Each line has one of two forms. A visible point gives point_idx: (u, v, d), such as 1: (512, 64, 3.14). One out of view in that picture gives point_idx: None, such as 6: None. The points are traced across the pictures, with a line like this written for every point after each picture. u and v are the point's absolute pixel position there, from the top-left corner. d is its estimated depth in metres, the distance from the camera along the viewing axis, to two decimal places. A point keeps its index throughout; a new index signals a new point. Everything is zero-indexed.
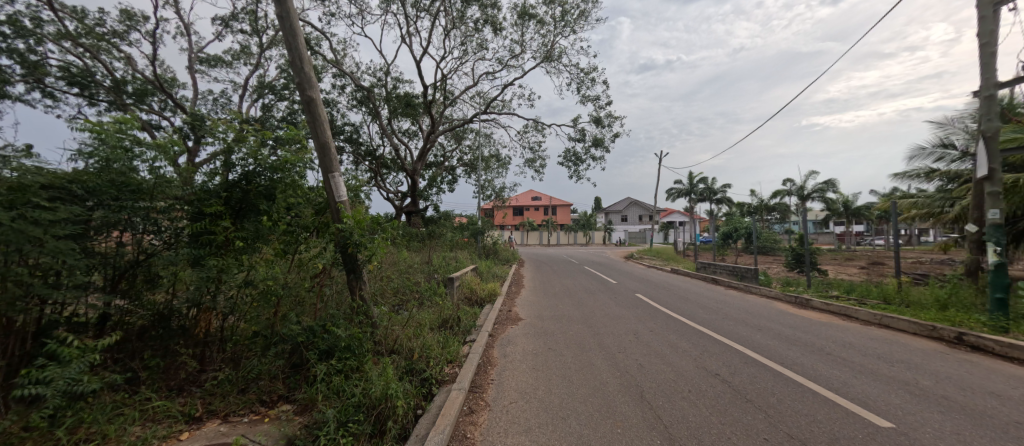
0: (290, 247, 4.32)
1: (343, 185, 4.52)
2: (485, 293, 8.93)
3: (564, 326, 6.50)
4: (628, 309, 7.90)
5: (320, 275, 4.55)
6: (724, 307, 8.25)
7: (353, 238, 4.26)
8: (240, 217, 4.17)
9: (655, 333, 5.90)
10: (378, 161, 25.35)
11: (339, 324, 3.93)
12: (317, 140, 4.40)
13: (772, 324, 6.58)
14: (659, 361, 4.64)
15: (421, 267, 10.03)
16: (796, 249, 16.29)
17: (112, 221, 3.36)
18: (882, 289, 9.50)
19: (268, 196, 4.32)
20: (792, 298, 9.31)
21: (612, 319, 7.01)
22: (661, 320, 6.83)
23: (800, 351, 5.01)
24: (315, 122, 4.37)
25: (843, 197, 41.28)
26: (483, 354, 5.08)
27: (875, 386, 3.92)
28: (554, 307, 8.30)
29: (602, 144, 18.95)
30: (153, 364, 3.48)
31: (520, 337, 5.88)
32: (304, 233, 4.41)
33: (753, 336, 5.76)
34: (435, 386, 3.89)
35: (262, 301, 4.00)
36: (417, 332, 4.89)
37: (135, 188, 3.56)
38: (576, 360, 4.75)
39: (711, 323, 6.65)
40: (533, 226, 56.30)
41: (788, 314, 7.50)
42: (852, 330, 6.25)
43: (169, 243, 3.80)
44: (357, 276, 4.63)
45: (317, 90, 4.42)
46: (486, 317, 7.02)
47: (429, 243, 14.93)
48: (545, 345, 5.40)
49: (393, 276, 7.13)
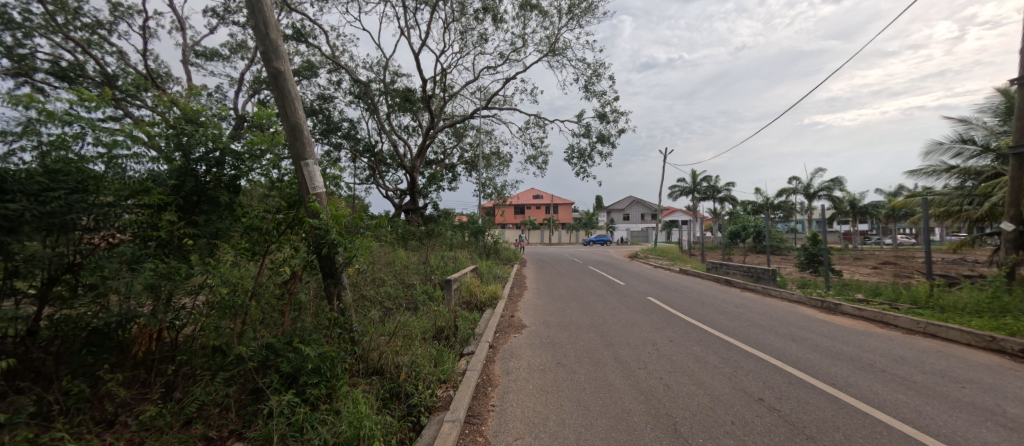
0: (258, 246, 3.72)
1: (321, 174, 3.86)
2: (486, 297, 8.26)
3: (572, 334, 5.86)
4: (642, 315, 7.22)
5: (290, 281, 3.79)
6: (744, 312, 7.58)
7: (330, 236, 3.61)
8: (191, 215, 3.50)
9: (676, 344, 5.26)
10: (377, 158, 24.67)
11: (311, 341, 3.29)
12: (287, 121, 3.72)
13: (804, 333, 5.90)
14: (689, 380, 3.97)
15: (415, 268, 9.32)
16: (810, 249, 15.58)
17: (39, 215, 2.67)
18: (912, 293, 8.79)
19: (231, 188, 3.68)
20: (818, 300, 8.59)
21: (624, 326, 6.35)
22: (679, 328, 6.17)
23: (848, 368, 4.34)
24: (284, 99, 3.69)
25: (850, 196, 40.52)
26: (483, 370, 4.43)
27: (953, 415, 3.26)
28: (559, 312, 7.59)
29: (608, 140, 18.33)
30: (79, 391, 2.76)
31: (523, 348, 5.23)
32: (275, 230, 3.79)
33: (789, 349, 5.07)
34: (425, 414, 3.25)
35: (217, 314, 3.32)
36: (406, 346, 4.24)
37: (73, 177, 2.90)
38: (592, 380, 4.09)
39: (735, 331, 6.00)
40: (534, 225, 55.64)
41: (817, 321, 6.82)
42: (896, 341, 5.57)
43: (111, 242, 3.05)
44: (335, 281, 3.97)
45: (287, 62, 3.74)
46: (485, 324, 6.36)
47: (427, 243, 14.27)
48: (554, 359, 4.73)
49: (382, 280, 6.44)
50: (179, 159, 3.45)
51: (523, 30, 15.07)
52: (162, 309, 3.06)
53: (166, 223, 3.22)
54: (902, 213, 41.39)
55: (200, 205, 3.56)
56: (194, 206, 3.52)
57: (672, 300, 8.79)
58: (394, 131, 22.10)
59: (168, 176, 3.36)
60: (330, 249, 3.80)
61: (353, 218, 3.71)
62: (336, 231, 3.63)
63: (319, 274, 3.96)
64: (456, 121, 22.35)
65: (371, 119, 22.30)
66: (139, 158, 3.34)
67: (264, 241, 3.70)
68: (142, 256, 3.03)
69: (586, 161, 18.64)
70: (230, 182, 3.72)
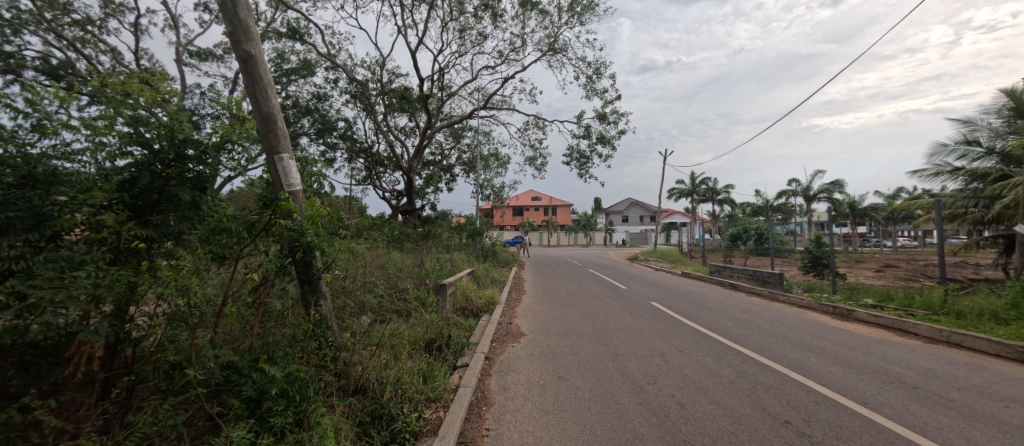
0: (227, 249, 3.40)
1: (297, 169, 3.49)
2: (482, 302, 7.87)
3: (574, 343, 5.49)
4: (647, 321, 6.84)
5: (262, 287, 3.42)
6: (753, 318, 7.22)
7: (305, 239, 3.24)
8: (146, 215, 3.14)
9: (686, 355, 4.90)
10: (373, 158, 24.32)
11: (278, 360, 2.91)
12: (258, 110, 3.33)
13: (821, 342, 5.55)
14: (705, 400, 3.59)
15: (409, 271, 8.92)
16: (814, 252, 15.25)
17: None
18: (926, 299, 8.44)
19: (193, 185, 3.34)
20: (829, 306, 8.21)
21: (629, 334, 5.99)
22: (687, 336, 5.82)
23: (877, 384, 3.98)
24: (255, 85, 3.30)
25: (850, 198, 40.31)
26: (478, 385, 4.05)
27: (1006, 442, 2.89)
28: (560, 318, 7.22)
29: (609, 141, 18.02)
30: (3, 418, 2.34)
31: (521, 359, 4.84)
32: (245, 233, 3.46)
33: (808, 361, 4.70)
34: (409, 442, 2.86)
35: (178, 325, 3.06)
36: (392, 361, 3.86)
37: (16, 170, 2.56)
38: (598, 398, 3.70)
39: (746, 340, 5.64)
40: (533, 227, 55.30)
41: (831, 328, 6.47)
42: (921, 351, 5.21)
43: (58, 244, 2.72)
44: (313, 288, 3.60)
45: (259, 45, 3.37)
46: (480, 332, 5.96)
47: (424, 245, 13.89)
48: (556, 372, 4.35)
49: (372, 285, 6.11)
50: (138, 152, 3.12)
51: (522, 29, 14.78)
52: (111, 321, 2.69)
53: (114, 223, 2.84)
54: (901, 216, 41.11)
55: (159, 204, 3.19)
56: (149, 204, 3.14)
57: (676, 306, 8.42)
58: (391, 131, 21.77)
59: (123, 170, 3.03)
60: (305, 252, 3.41)
61: (332, 218, 3.34)
62: (311, 233, 3.25)
63: (293, 281, 3.58)
64: (454, 122, 21.98)
65: (367, 119, 21.93)
66: (93, 150, 3.00)
67: (233, 244, 3.42)
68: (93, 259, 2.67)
69: (587, 162, 18.31)
70: (196, 180, 3.40)
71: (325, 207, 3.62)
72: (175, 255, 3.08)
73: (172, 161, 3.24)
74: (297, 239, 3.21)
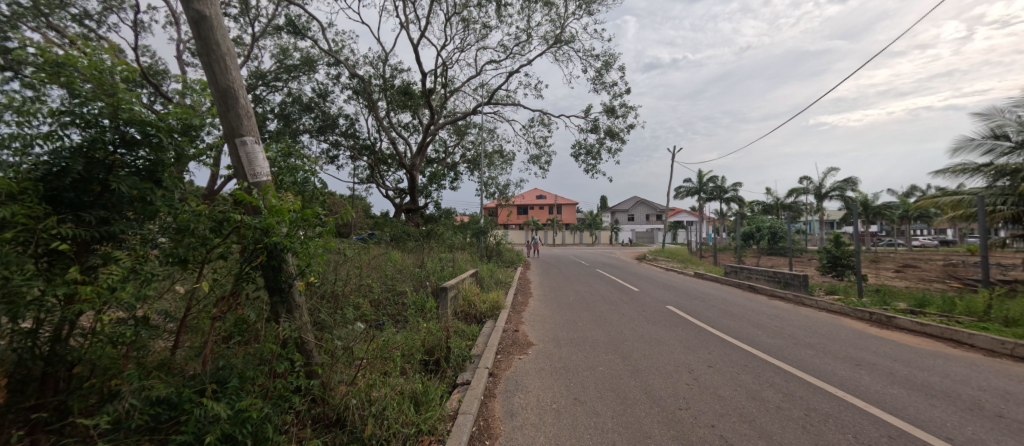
0: (190, 251, 2.69)
1: (265, 156, 2.93)
2: (486, 307, 7.29)
3: (588, 355, 4.92)
4: (666, 329, 6.26)
5: (229, 299, 2.82)
6: (783, 325, 6.59)
7: (271, 241, 2.64)
8: (85, 212, 2.58)
9: (718, 371, 4.31)
10: (375, 156, 23.82)
11: (228, 393, 2.35)
12: (215, 84, 2.76)
13: (868, 355, 4.92)
14: (753, 433, 2.99)
15: (408, 272, 8.35)
16: (833, 252, 14.49)
17: None
18: (968, 304, 7.73)
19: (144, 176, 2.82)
20: (864, 312, 7.51)
21: (649, 344, 5.39)
22: (714, 348, 5.21)
23: (954, 412, 3.36)
24: (210, 53, 2.74)
25: (863, 196, 39.17)
26: (480, 410, 3.48)
27: None
28: (570, 325, 6.65)
29: (617, 136, 17.39)
30: None
31: (529, 375, 4.28)
32: (211, 232, 2.73)
33: (862, 380, 4.08)
34: None
35: (122, 342, 2.50)
36: (378, 382, 3.31)
37: None
38: (623, 429, 3.10)
39: (783, 352, 5.03)
40: (538, 226, 54.49)
41: (875, 338, 5.82)
42: (988, 367, 4.56)
43: None
44: (284, 299, 2.99)
45: (214, 4, 2.80)
46: (485, 342, 5.38)
47: (425, 245, 13.34)
48: (571, 393, 3.77)
49: (360, 291, 5.53)
50: (76, 134, 2.58)
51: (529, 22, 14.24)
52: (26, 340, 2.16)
53: (29, 220, 2.26)
54: (915, 214, 39.97)
55: (102, 198, 2.64)
56: (87, 198, 2.60)
57: (695, 310, 7.80)
58: (394, 128, 21.30)
59: (54, 156, 2.48)
60: (272, 256, 2.79)
61: (308, 213, 2.76)
62: (278, 231, 2.66)
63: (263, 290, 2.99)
64: (457, 118, 21.40)
65: (369, 116, 21.45)
66: (20, 132, 2.46)
67: (198, 246, 2.69)
68: (7, 261, 2.04)
69: (594, 158, 17.69)
70: (150, 170, 2.86)
71: (299, 202, 3.03)
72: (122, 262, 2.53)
73: (120, 145, 2.70)
74: (262, 239, 2.63)
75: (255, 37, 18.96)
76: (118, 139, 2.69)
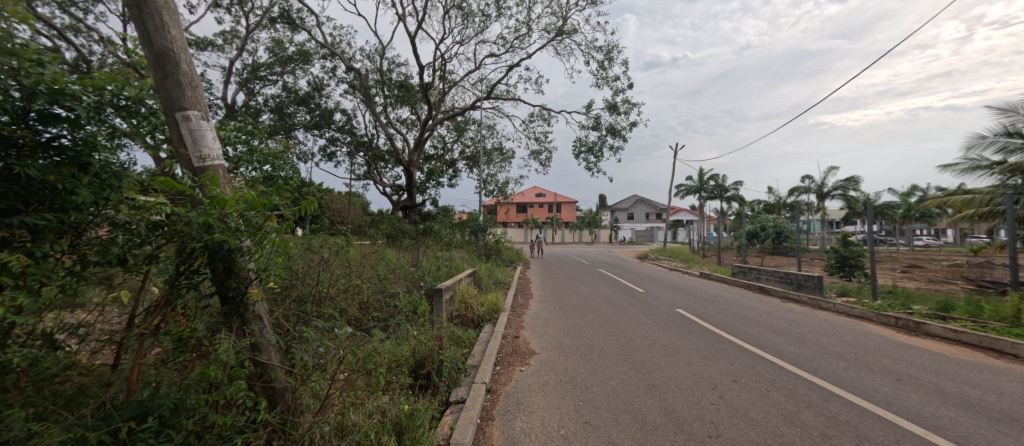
0: (115, 251, 2.09)
1: (215, 134, 2.42)
2: (484, 310, 6.78)
3: (597, 367, 4.43)
4: (679, 336, 5.77)
5: (164, 308, 2.18)
6: (805, 331, 6.10)
7: (209, 234, 2.06)
8: None
9: (747, 387, 3.81)
10: (371, 152, 23.22)
11: (146, 437, 1.87)
12: (147, 44, 2.24)
13: (906, 368, 4.43)
14: None
15: (401, 272, 7.80)
16: (842, 252, 13.99)
17: None
18: (997, 308, 7.23)
19: (73, 160, 2.07)
20: (889, 317, 7.01)
21: (663, 353, 4.92)
22: (735, 358, 4.72)
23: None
24: (141, 6, 2.23)
25: (866, 195, 38.62)
26: (476, 437, 2.98)
27: None
28: (574, 330, 6.18)
29: (619, 132, 16.87)
30: None
31: (531, 392, 3.79)
32: (150, 233, 2.15)
33: (909, 399, 3.60)
34: None
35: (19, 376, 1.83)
36: (355, 407, 2.80)
37: None
38: None
39: (810, 363, 4.56)
40: (538, 225, 53.87)
41: (907, 347, 5.32)
42: None
43: None
44: (234, 310, 2.38)
45: None
46: (483, 351, 4.89)
47: (420, 242, 12.79)
48: (580, 415, 3.28)
49: (342, 295, 5.03)
50: None
51: (529, 12, 13.70)
52: None
53: None
54: (918, 214, 39.55)
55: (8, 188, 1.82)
56: None
57: (707, 314, 7.32)
58: (392, 124, 20.84)
59: None
60: (214, 258, 2.21)
61: (259, 203, 2.20)
62: (219, 225, 2.08)
63: (212, 298, 2.37)
64: (456, 113, 20.82)
65: (366, 110, 20.90)
66: None
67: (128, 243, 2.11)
68: None
69: (595, 154, 17.16)
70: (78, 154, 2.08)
71: (255, 191, 2.49)
72: (14, 262, 1.73)
73: (37, 122, 1.96)
74: (200, 237, 2.06)
75: (249, 28, 18.40)
76: (31, 110, 1.93)
